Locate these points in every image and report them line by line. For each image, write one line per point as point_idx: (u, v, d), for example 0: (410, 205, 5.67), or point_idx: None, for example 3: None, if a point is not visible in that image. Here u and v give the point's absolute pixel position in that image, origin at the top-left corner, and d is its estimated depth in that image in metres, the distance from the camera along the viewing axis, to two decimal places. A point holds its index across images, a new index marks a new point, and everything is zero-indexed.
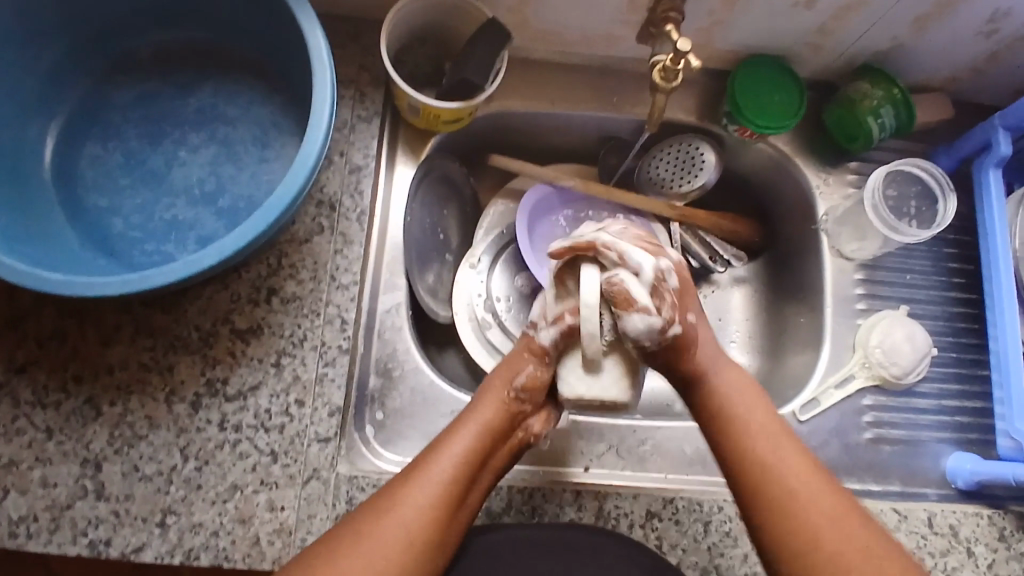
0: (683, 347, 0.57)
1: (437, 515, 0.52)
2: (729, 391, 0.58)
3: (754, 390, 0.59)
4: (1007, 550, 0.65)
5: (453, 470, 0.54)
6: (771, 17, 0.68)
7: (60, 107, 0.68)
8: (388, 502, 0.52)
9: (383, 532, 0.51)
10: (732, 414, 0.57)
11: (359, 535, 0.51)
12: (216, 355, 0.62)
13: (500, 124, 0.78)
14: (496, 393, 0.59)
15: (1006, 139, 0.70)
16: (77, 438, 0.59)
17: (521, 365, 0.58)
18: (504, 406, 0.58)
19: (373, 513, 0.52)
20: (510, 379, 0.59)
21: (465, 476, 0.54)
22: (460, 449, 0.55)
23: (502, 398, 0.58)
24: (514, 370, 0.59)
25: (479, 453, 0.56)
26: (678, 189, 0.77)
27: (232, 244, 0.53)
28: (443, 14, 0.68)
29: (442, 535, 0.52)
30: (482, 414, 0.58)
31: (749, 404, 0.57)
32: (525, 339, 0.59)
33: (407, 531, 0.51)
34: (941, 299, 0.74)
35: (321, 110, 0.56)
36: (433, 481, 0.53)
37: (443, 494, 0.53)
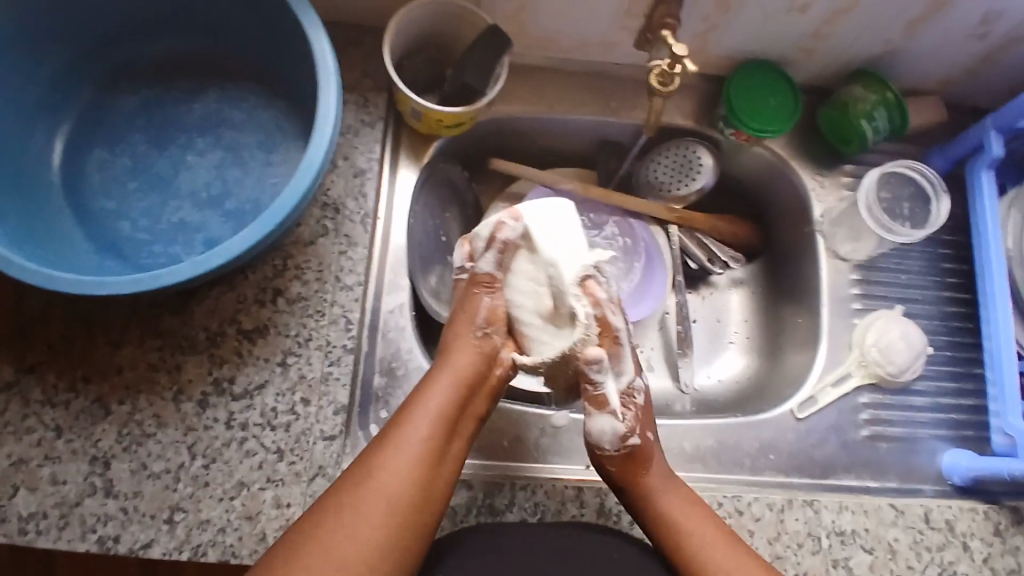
0: (643, 460, 0.61)
1: (416, 473, 0.54)
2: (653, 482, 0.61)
3: (693, 506, 0.60)
4: (1003, 544, 0.65)
5: (427, 428, 0.56)
6: (765, 22, 0.70)
7: (70, 113, 0.70)
8: (365, 469, 0.54)
9: (363, 503, 0.52)
10: (659, 508, 0.60)
11: (342, 507, 0.52)
12: (223, 354, 0.63)
13: (501, 128, 0.79)
14: (461, 338, 0.61)
15: (999, 141, 0.71)
16: (86, 437, 0.60)
17: (476, 305, 0.62)
18: (473, 347, 0.61)
19: (351, 486, 0.53)
20: (470, 321, 0.61)
21: (439, 431, 0.57)
22: (433, 404, 0.57)
23: (469, 343, 0.61)
24: (471, 312, 0.62)
25: (451, 402, 0.58)
26: (676, 192, 0.79)
27: (241, 245, 0.54)
28: (445, 21, 0.70)
29: (423, 490, 0.54)
30: (451, 365, 0.60)
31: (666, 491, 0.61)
32: (469, 279, 0.63)
33: (388, 493, 0.53)
34: (936, 298, 0.76)
35: (326, 116, 0.57)
36: (409, 442, 0.55)
37: (420, 453, 0.55)
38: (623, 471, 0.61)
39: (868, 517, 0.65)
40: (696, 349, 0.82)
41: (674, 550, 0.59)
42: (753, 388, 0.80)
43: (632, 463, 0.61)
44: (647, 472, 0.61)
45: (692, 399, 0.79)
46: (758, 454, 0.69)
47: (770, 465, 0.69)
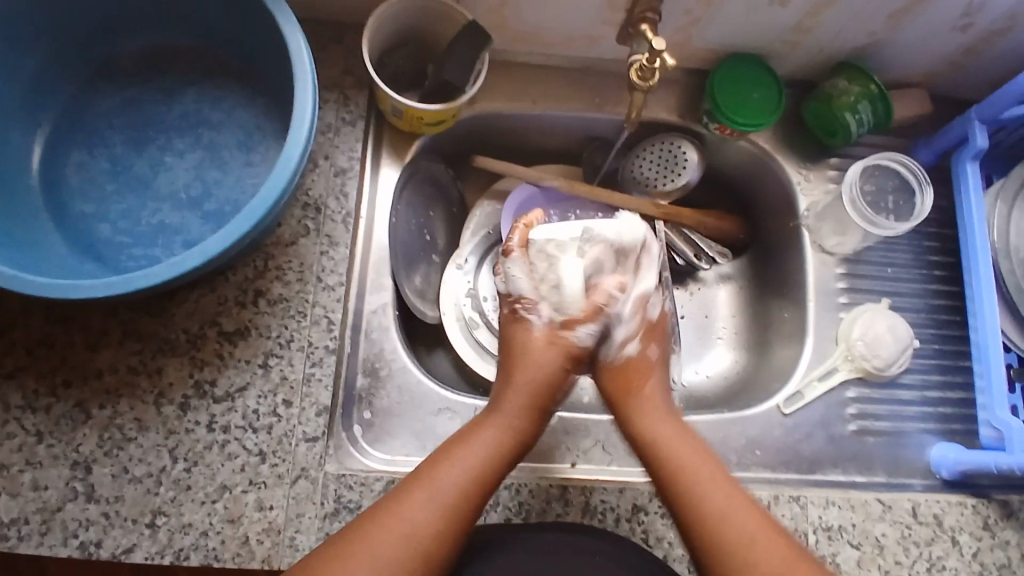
0: (636, 374, 0.67)
1: (448, 524, 0.54)
2: (647, 411, 0.64)
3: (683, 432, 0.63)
4: (992, 538, 0.65)
5: (476, 471, 0.57)
6: (748, 15, 0.69)
7: (46, 116, 0.69)
8: (395, 507, 0.54)
9: (397, 532, 0.52)
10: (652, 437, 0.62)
11: (364, 543, 0.52)
12: (204, 356, 0.62)
13: (484, 125, 0.79)
14: (519, 389, 0.63)
15: (983, 132, 0.71)
16: (67, 441, 0.60)
17: (535, 356, 0.65)
18: (529, 405, 0.63)
19: (393, 510, 0.54)
20: (531, 374, 0.64)
21: (488, 478, 0.57)
22: (478, 458, 0.58)
23: (527, 395, 0.63)
24: (533, 364, 0.65)
25: (498, 462, 0.58)
26: (661, 188, 0.79)
27: (218, 244, 0.54)
28: (424, 17, 0.69)
29: (449, 546, 0.53)
30: (507, 420, 0.61)
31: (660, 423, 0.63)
32: (527, 330, 0.66)
33: (426, 527, 0.53)
34: (922, 291, 0.75)
35: (303, 114, 0.57)
36: (455, 482, 0.56)
37: (465, 495, 0.55)
38: (615, 381, 0.67)
39: (856, 512, 0.64)
40: (683, 346, 0.82)
41: (646, 448, 0.62)
42: (741, 383, 0.79)
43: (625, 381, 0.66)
44: (642, 390, 0.66)
45: (680, 394, 0.79)
46: (745, 450, 0.69)
47: (758, 461, 0.69)
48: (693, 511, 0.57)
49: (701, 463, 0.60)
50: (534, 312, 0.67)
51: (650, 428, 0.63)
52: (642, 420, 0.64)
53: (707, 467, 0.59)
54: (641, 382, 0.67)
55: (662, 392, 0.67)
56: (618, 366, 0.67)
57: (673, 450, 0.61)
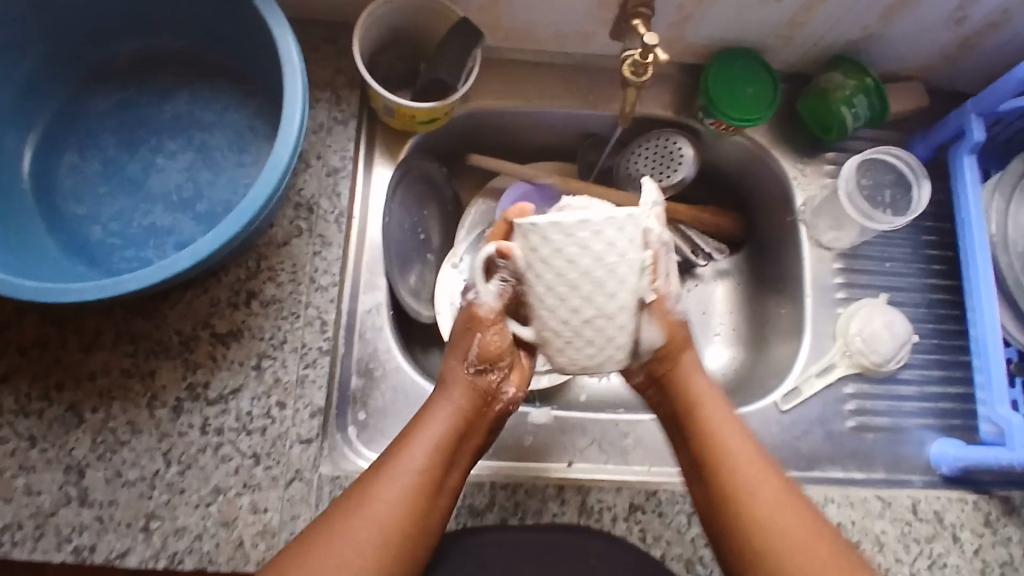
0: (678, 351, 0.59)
1: (411, 508, 0.51)
2: (694, 384, 0.59)
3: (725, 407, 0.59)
4: (992, 534, 0.65)
5: (426, 457, 0.54)
6: (741, 10, 0.68)
7: (37, 118, 0.68)
8: (361, 495, 0.51)
9: (359, 527, 0.50)
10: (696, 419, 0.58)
11: (338, 530, 0.50)
12: (197, 359, 0.62)
13: (478, 124, 0.78)
14: (454, 370, 0.58)
15: (979, 126, 0.70)
16: (60, 445, 0.59)
17: (468, 339, 0.57)
18: (466, 384, 0.57)
19: (351, 504, 0.51)
20: (464, 353, 0.57)
21: (440, 461, 0.54)
22: (430, 437, 0.54)
23: (462, 376, 0.57)
24: (462, 346, 0.58)
25: (451, 437, 0.55)
26: (657, 184, 0.77)
27: (207, 246, 0.53)
28: (415, 15, 0.69)
29: (421, 525, 0.52)
30: (450, 400, 0.57)
31: (711, 406, 0.58)
32: (467, 312, 0.57)
33: (384, 519, 0.51)
34: (920, 285, 0.75)
35: (292, 114, 0.56)
36: (408, 470, 0.53)
37: (419, 482, 0.52)
38: (664, 351, 0.58)
39: (856, 510, 0.64)
40: None
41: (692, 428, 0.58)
42: (739, 380, 0.79)
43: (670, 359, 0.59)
44: (684, 360, 0.59)
45: None
46: None
47: None
48: (735, 500, 0.53)
49: (750, 456, 0.55)
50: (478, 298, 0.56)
51: (698, 410, 0.58)
52: (688, 396, 0.59)
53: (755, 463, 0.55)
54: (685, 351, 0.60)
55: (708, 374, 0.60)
56: (675, 329, 0.58)
57: (722, 440, 0.56)
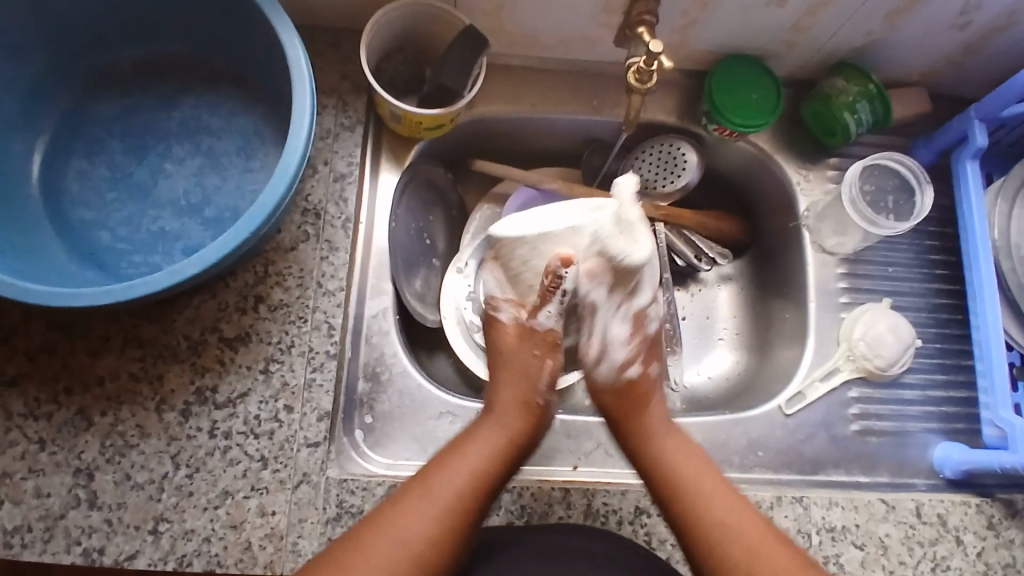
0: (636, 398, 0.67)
1: (446, 524, 0.54)
2: (668, 442, 0.63)
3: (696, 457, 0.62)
4: (996, 538, 0.65)
5: (468, 479, 0.56)
6: (745, 16, 0.69)
7: (46, 124, 0.69)
8: (396, 517, 0.53)
9: (393, 536, 0.52)
10: (671, 464, 0.61)
11: (368, 552, 0.51)
12: (205, 363, 0.63)
13: (483, 129, 0.79)
14: (517, 392, 0.65)
15: (982, 131, 0.70)
16: (69, 449, 0.60)
17: (530, 365, 0.68)
18: (528, 411, 0.64)
19: (387, 516, 0.53)
20: (529, 381, 0.66)
21: (482, 485, 0.57)
22: (473, 466, 0.57)
23: (525, 402, 0.65)
24: (529, 373, 0.67)
25: (493, 468, 0.58)
26: (661, 189, 0.78)
27: (217, 251, 0.54)
28: (421, 22, 0.70)
29: (449, 553, 0.53)
30: (507, 425, 0.62)
31: (685, 457, 0.61)
32: (521, 333, 0.69)
33: (419, 531, 0.53)
34: (923, 290, 0.75)
35: (301, 120, 0.57)
36: (447, 490, 0.55)
37: (457, 503, 0.55)
38: (619, 404, 0.67)
39: (859, 513, 0.64)
40: (685, 346, 0.82)
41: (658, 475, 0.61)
42: (743, 384, 0.79)
43: (635, 411, 0.66)
44: (646, 410, 0.66)
45: (682, 396, 0.79)
46: (747, 451, 0.69)
47: (760, 462, 0.69)
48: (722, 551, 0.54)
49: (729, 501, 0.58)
50: (536, 314, 0.69)
51: (674, 464, 0.61)
52: (663, 451, 0.62)
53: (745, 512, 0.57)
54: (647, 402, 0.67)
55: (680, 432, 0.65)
56: (616, 390, 0.68)
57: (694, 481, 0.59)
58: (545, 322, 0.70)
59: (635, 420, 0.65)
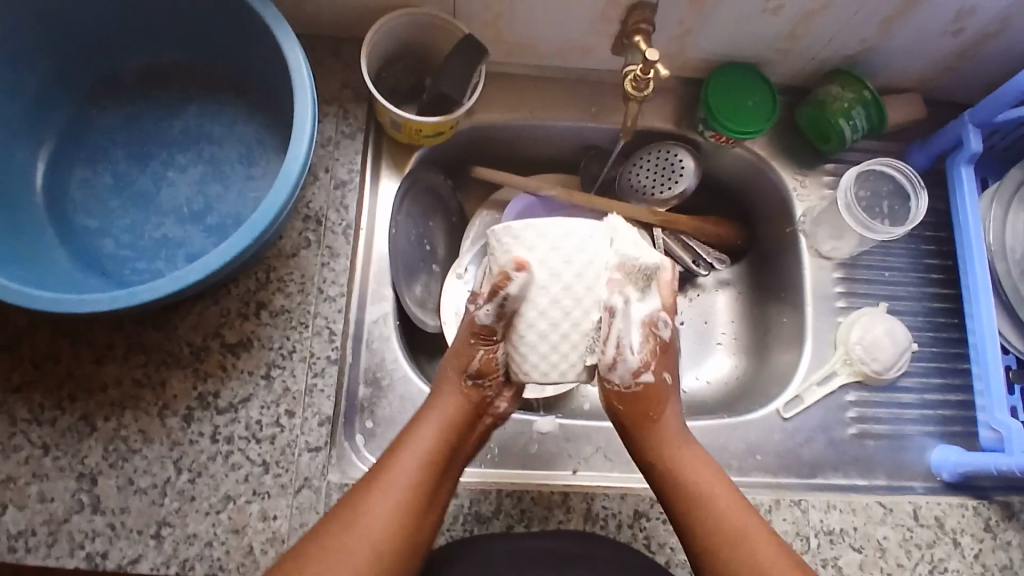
0: (651, 401, 0.58)
1: (404, 518, 0.52)
2: (693, 467, 0.57)
3: (715, 474, 0.57)
4: (994, 540, 0.65)
5: (419, 471, 0.54)
6: (740, 24, 0.70)
7: (52, 132, 0.70)
8: (345, 519, 0.51)
9: (352, 540, 0.50)
10: (690, 494, 0.56)
11: (328, 550, 0.50)
12: (207, 368, 0.63)
13: (482, 136, 0.80)
14: (452, 383, 0.59)
15: (976, 136, 0.71)
16: (73, 454, 0.60)
17: (470, 351, 0.58)
18: (460, 394, 0.58)
19: (343, 519, 0.51)
20: (463, 365, 0.58)
21: (431, 473, 0.55)
22: (421, 449, 0.55)
23: (459, 387, 0.58)
24: (464, 356, 0.58)
25: (441, 448, 0.56)
26: (658, 196, 0.79)
27: (219, 257, 0.55)
28: (420, 31, 0.70)
29: (412, 539, 0.52)
30: (441, 407, 0.58)
31: (708, 486, 0.56)
32: (468, 324, 0.57)
33: (377, 528, 0.51)
34: (919, 294, 0.76)
35: (302, 128, 0.58)
36: (399, 483, 0.53)
37: (410, 496, 0.53)
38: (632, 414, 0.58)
39: (857, 516, 0.64)
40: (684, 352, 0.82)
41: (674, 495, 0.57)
42: (742, 388, 0.79)
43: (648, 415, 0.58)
44: (658, 424, 0.59)
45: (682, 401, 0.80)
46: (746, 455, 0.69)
47: (759, 465, 0.69)
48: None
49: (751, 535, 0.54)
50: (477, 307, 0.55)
51: (694, 497, 0.56)
52: (683, 479, 0.57)
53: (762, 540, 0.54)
54: (659, 410, 0.59)
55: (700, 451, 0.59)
56: (627, 398, 0.58)
57: (719, 518, 0.54)
58: (484, 319, 0.55)
59: (643, 423, 0.58)
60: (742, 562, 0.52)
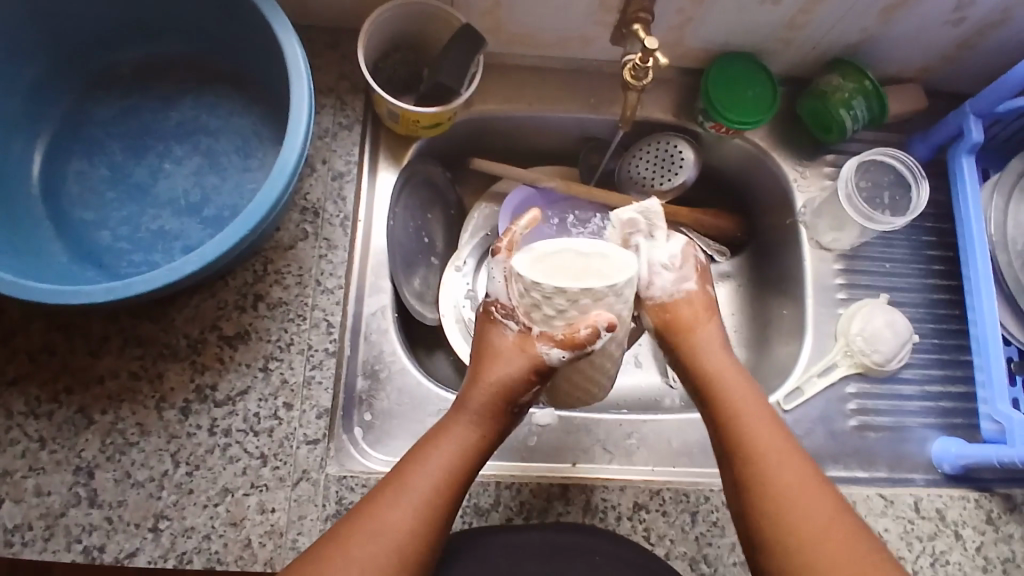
0: (694, 316, 0.61)
1: (422, 531, 0.51)
2: (738, 393, 0.58)
3: (757, 395, 0.58)
4: (995, 532, 0.65)
5: (440, 483, 0.53)
6: (740, 14, 0.69)
7: (47, 124, 0.70)
8: (366, 523, 0.51)
9: (367, 549, 0.50)
10: (733, 408, 0.57)
11: (347, 553, 0.49)
12: (204, 361, 0.63)
13: (480, 128, 0.79)
14: (486, 402, 0.57)
15: (977, 126, 0.71)
16: (70, 447, 0.60)
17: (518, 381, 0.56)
18: (495, 413, 0.57)
19: (359, 527, 0.51)
20: (505, 390, 0.56)
21: (452, 489, 0.54)
22: (443, 465, 0.54)
23: (495, 407, 0.57)
24: (509, 383, 0.56)
25: (466, 464, 0.55)
26: (658, 188, 0.79)
27: (215, 249, 0.54)
28: (418, 21, 0.70)
29: (428, 553, 0.51)
30: (473, 424, 0.56)
31: (752, 402, 0.57)
32: (528, 352, 0.56)
33: (395, 538, 0.50)
34: (920, 285, 0.75)
35: (299, 119, 0.57)
36: (418, 494, 0.52)
37: (430, 508, 0.52)
38: (668, 324, 0.61)
39: (858, 508, 0.64)
40: None
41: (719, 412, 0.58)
42: None
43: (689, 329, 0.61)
44: (700, 339, 0.61)
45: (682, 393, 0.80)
46: None
47: None
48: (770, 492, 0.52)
49: (790, 458, 0.54)
50: (555, 347, 0.54)
51: (737, 412, 0.57)
52: (729, 389, 0.58)
53: (800, 464, 0.54)
54: (701, 324, 0.61)
55: (747, 374, 0.60)
56: (670, 309, 0.61)
57: (758, 434, 0.55)
58: (552, 359, 0.55)
59: (686, 334, 0.61)
60: (786, 472, 0.53)
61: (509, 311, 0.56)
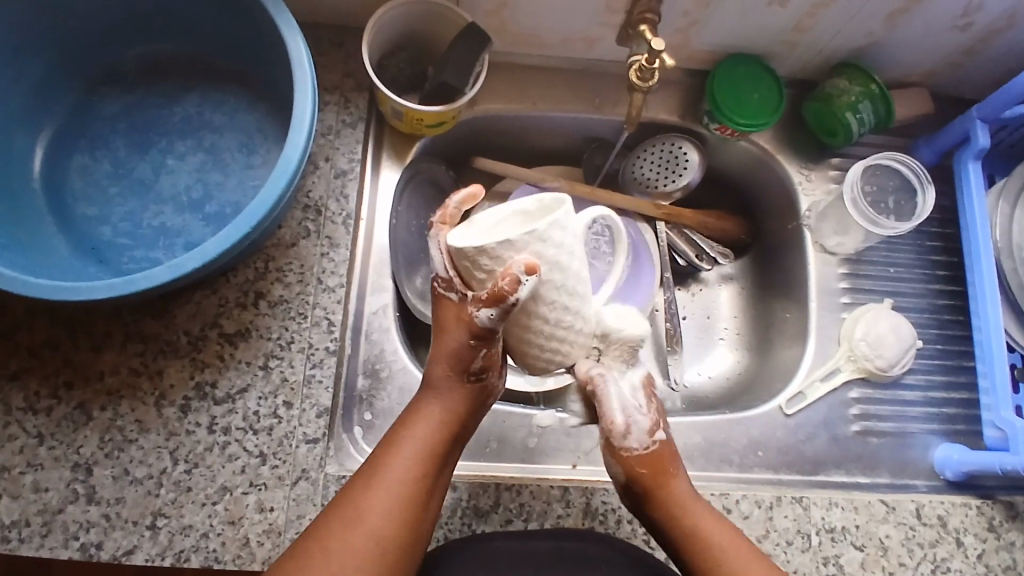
0: (665, 464, 0.58)
1: (403, 516, 0.51)
2: (713, 528, 0.56)
3: (735, 533, 0.56)
4: (997, 540, 0.65)
5: (416, 465, 0.53)
6: (746, 16, 0.69)
7: (51, 119, 0.69)
8: (346, 515, 0.51)
9: (347, 541, 0.49)
10: (713, 551, 0.55)
11: (325, 553, 0.49)
12: (205, 358, 0.63)
13: (484, 127, 0.79)
14: (443, 377, 0.56)
15: (984, 132, 0.70)
16: (68, 443, 0.60)
17: (458, 343, 0.54)
18: (459, 383, 0.56)
19: (339, 516, 0.51)
20: (456, 358, 0.55)
21: (427, 468, 0.54)
22: (416, 445, 0.54)
23: (457, 380, 0.56)
24: (453, 349, 0.54)
25: (440, 442, 0.55)
26: (662, 188, 0.78)
27: (216, 247, 0.54)
28: (423, 19, 0.69)
29: (414, 534, 0.52)
30: (443, 400, 0.56)
31: (729, 538, 0.55)
32: (459, 312, 0.53)
33: (375, 524, 0.50)
34: (925, 291, 0.75)
35: (302, 117, 0.57)
36: (395, 481, 0.52)
37: (408, 491, 0.52)
38: (646, 478, 0.57)
39: (859, 514, 0.64)
40: (686, 346, 0.82)
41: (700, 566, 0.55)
42: (744, 383, 0.79)
43: (662, 476, 0.57)
44: (673, 484, 0.57)
45: (683, 396, 0.78)
46: (748, 450, 0.69)
47: (760, 462, 0.68)
48: None
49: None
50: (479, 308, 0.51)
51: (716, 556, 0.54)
52: (705, 540, 0.55)
53: None
54: (671, 477, 0.58)
55: (715, 508, 0.58)
56: (645, 459, 0.57)
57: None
58: (484, 321, 0.52)
59: (659, 488, 0.57)
60: None
61: (444, 281, 0.53)
